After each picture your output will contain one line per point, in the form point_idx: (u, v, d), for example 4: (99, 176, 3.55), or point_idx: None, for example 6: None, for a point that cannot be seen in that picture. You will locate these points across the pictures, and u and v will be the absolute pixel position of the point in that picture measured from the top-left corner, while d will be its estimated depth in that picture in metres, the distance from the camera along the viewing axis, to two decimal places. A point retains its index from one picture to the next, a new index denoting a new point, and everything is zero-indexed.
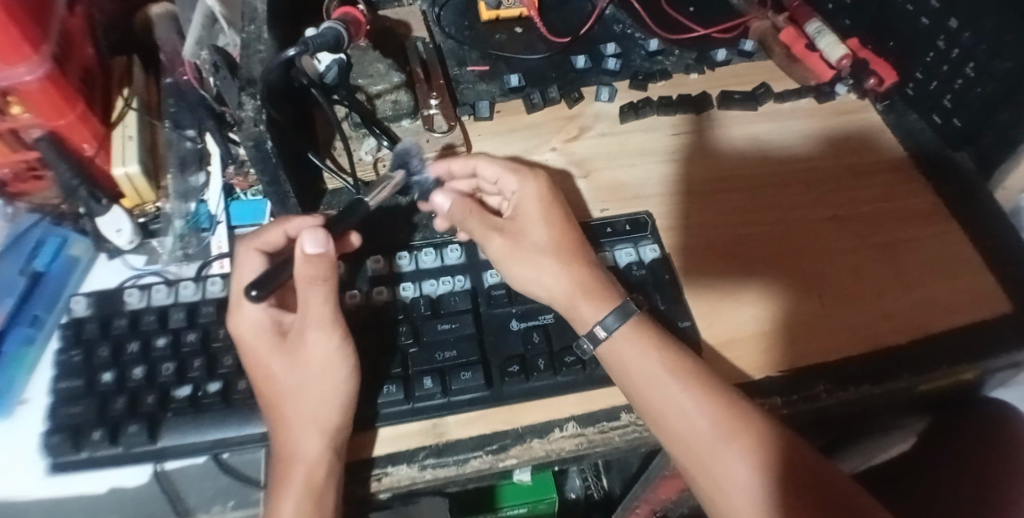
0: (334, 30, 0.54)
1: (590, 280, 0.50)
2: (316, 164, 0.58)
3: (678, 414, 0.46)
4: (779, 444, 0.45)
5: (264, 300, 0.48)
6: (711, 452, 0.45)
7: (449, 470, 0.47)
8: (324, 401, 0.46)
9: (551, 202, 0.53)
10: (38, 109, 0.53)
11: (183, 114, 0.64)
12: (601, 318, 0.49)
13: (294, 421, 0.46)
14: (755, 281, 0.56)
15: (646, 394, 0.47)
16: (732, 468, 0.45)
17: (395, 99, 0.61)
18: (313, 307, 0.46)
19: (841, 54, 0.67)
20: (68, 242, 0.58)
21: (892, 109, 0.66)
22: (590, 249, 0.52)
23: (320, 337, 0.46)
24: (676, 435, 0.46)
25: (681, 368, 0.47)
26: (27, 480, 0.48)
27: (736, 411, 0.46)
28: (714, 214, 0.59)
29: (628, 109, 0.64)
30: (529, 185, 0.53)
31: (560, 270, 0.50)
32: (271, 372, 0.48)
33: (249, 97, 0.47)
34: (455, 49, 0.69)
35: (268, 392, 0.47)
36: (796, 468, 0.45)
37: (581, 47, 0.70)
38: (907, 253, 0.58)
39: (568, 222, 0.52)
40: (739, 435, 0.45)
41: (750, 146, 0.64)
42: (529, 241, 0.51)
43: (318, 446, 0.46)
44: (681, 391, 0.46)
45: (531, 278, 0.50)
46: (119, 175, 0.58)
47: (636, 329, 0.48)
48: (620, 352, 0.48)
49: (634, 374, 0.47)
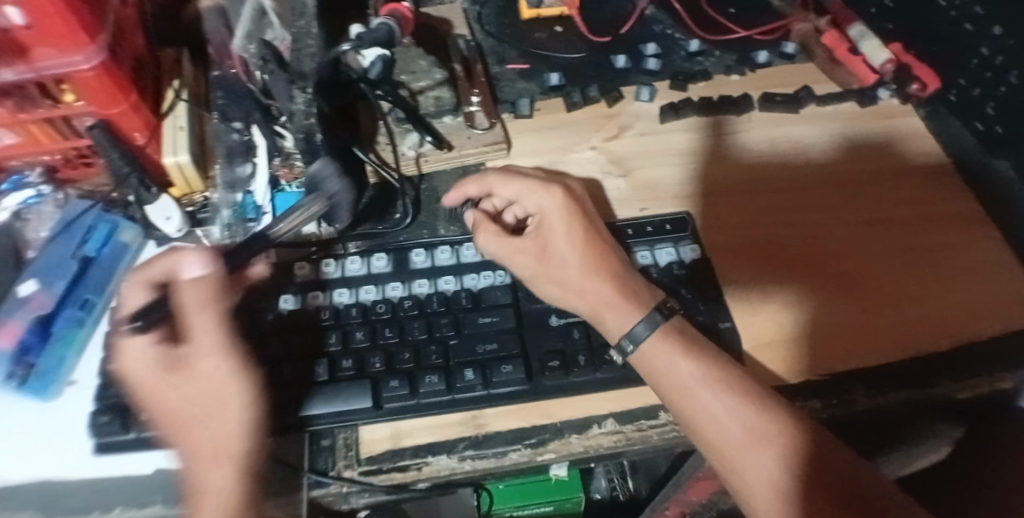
0: (387, 26, 0.59)
1: (618, 290, 0.50)
2: (360, 158, 0.59)
3: (708, 419, 0.46)
4: (814, 448, 0.45)
5: (149, 334, 0.46)
6: (744, 457, 0.45)
7: (489, 462, 0.48)
8: (233, 420, 0.45)
9: (573, 214, 0.53)
10: (92, 97, 0.55)
11: (231, 106, 0.63)
12: (631, 327, 0.49)
13: (196, 454, 0.44)
14: (794, 283, 0.56)
15: (676, 401, 0.47)
16: (768, 469, 0.44)
17: (437, 96, 0.62)
18: (206, 319, 0.46)
19: (885, 59, 0.67)
20: (118, 228, 0.59)
21: (934, 115, 0.66)
22: (616, 255, 0.52)
23: (215, 351, 0.46)
24: (708, 440, 0.46)
25: (713, 373, 0.47)
26: (77, 462, 0.50)
27: (766, 415, 0.45)
28: (753, 214, 0.59)
29: (669, 109, 0.64)
30: (550, 200, 0.54)
31: (592, 284, 0.51)
32: (179, 390, 0.45)
33: (300, 89, 0.50)
34: (495, 47, 0.70)
35: (172, 413, 0.45)
36: (834, 471, 0.44)
37: (621, 46, 0.70)
38: (944, 258, 0.57)
39: (594, 228, 0.53)
40: (768, 436, 0.45)
41: (788, 149, 0.63)
42: (559, 256, 0.52)
43: (235, 475, 0.44)
44: (711, 397, 0.46)
45: (563, 292, 0.51)
46: (170, 164, 0.59)
47: (666, 335, 0.48)
48: (649, 357, 0.48)
49: (665, 380, 0.47)
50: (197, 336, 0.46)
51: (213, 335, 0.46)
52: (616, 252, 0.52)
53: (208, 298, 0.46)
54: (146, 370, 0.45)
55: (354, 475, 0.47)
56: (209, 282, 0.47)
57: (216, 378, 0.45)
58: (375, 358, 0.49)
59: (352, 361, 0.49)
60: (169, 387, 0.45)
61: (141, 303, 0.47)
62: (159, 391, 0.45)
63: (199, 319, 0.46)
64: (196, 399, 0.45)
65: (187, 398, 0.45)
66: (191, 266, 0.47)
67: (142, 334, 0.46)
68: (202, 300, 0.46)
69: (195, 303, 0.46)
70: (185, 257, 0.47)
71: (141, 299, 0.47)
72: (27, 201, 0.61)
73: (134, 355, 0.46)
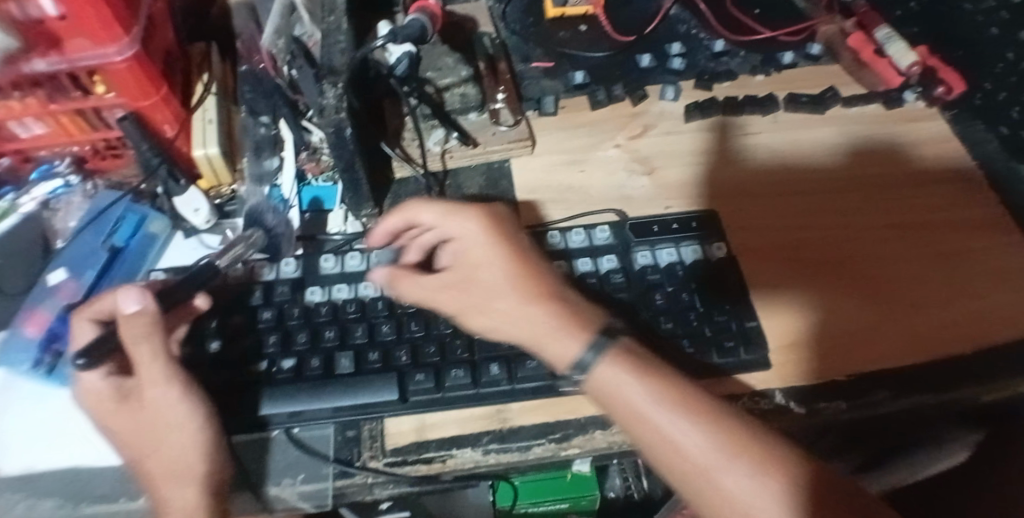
0: (419, 22, 0.58)
1: (555, 317, 0.47)
2: (387, 152, 0.60)
3: (666, 445, 0.43)
4: (781, 469, 0.41)
5: (99, 368, 0.47)
6: (713, 486, 0.42)
7: (512, 455, 0.48)
8: (187, 445, 0.45)
9: (496, 235, 0.50)
10: (125, 89, 0.56)
11: (258, 99, 0.63)
12: (576, 357, 0.46)
13: (160, 477, 0.45)
14: (819, 283, 0.55)
15: (635, 426, 0.44)
16: (739, 498, 0.41)
17: (463, 93, 0.63)
18: (143, 352, 0.46)
19: (912, 61, 0.66)
20: (147, 219, 0.59)
21: (959, 119, 0.65)
22: (550, 276, 0.49)
23: (158, 381, 0.46)
24: (674, 468, 0.43)
25: (667, 394, 0.44)
26: (99, 450, 0.50)
27: (726, 436, 0.42)
28: (777, 215, 0.59)
29: (694, 108, 0.65)
30: (469, 224, 0.50)
31: (522, 315, 0.47)
32: (132, 419, 0.46)
33: (331, 85, 0.49)
34: (520, 45, 0.70)
35: (132, 441, 0.46)
36: (811, 496, 0.41)
37: (646, 46, 0.70)
38: (971, 262, 0.57)
39: (517, 248, 0.50)
40: (735, 462, 0.42)
41: (814, 150, 0.63)
42: (486, 285, 0.49)
43: (199, 493, 0.45)
44: (667, 421, 0.43)
45: (493, 323, 0.48)
46: (200, 156, 0.60)
47: (616, 357, 0.45)
48: (601, 384, 0.45)
49: (618, 407, 0.44)
50: (143, 368, 0.46)
51: (158, 364, 0.46)
52: (547, 273, 0.49)
53: (147, 331, 0.46)
54: (100, 404, 0.47)
55: (379, 466, 0.48)
56: (147, 316, 0.47)
57: (164, 406, 0.46)
58: (401, 351, 0.50)
59: (378, 353, 0.50)
60: (124, 417, 0.46)
61: (88, 338, 0.48)
62: (111, 421, 0.46)
63: (142, 351, 0.46)
64: (143, 427, 0.46)
65: (136, 424, 0.46)
66: (128, 302, 0.47)
67: (92, 369, 0.47)
68: (138, 335, 0.46)
69: (135, 337, 0.46)
70: (122, 293, 0.47)
71: (88, 334, 0.48)
72: (56, 191, 0.62)
73: (88, 389, 0.47)
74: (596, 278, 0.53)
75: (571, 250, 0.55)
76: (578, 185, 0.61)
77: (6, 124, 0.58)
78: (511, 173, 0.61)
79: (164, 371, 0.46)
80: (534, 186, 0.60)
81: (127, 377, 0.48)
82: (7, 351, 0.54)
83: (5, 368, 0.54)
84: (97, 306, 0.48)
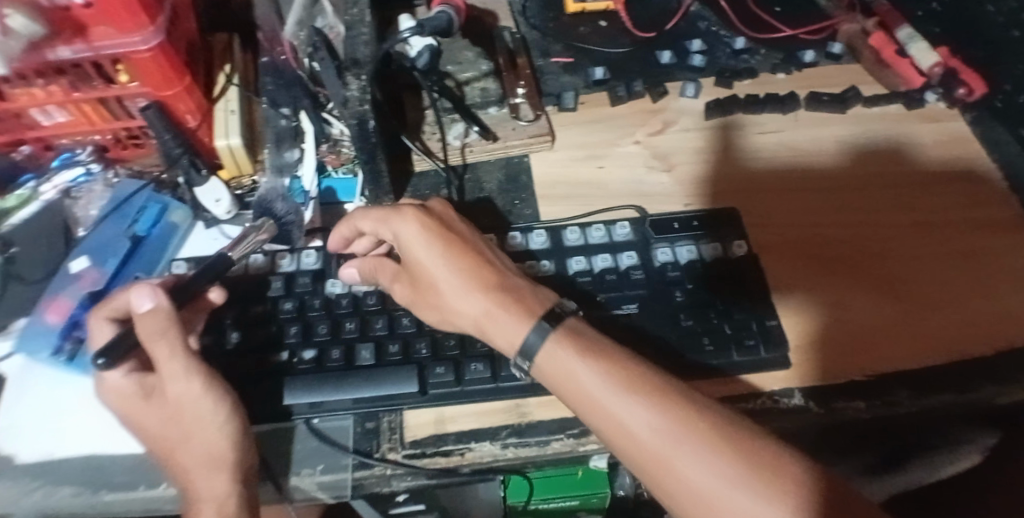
0: (446, 15, 0.58)
1: (495, 304, 0.45)
2: (407, 145, 0.60)
3: (618, 428, 0.41)
4: (737, 447, 0.39)
5: (120, 366, 0.47)
6: (666, 468, 0.39)
7: (530, 450, 0.48)
8: (214, 437, 0.45)
9: (429, 227, 0.48)
10: (149, 79, 0.56)
11: (279, 91, 0.64)
12: (519, 344, 0.44)
13: (192, 468, 0.46)
14: (837, 283, 0.55)
15: (587, 410, 0.42)
16: (694, 481, 0.38)
17: (483, 87, 0.64)
18: (162, 351, 0.46)
19: (933, 62, 0.66)
20: (168, 208, 0.60)
21: (979, 121, 0.64)
22: (491, 266, 0.47)
23: (178, 378, 0.46)
24: (628, 451, 0.41)
25: (617, 374, 0.42)
26: (118, 438, 0.51)
27: (679, 414, 0.40)
28: (797, 213, 0.59)
29: (714, 106, 0.64)
30: (403, 221, 0.48)
31: (465, 306, 0.46)
32: (160, 414, 0.46)
33: (354, 77, 0.50)
34: (539, 40, 0.70)
35: (159, 436, 0.46)
36: (765, 474, 0.38)
37: (666, 42, 0.70)
38: (991, 262, 0.56)
39: (456, 244, 0.47)
40: (686, 442, 0.39)
41: (833, 148, 0.63)
42: (432, 283, 0.48)
43: (230, 481, 0.45)
44: (616, 402, 0.41)
45: (444, 315, 0.48)
46: (221, 147, 0.60)
47: (563, 340, 0.43)
48: (550, 367, 0.43)
49: (569, 390, 0.43)
50: (162, 366, 0.46)
51: (178, 360, 0.46)
52: (491, 263, 0.47)
53: (163, 328, 0.46)
54: (125, 402, 0.47)
55: (398, 458, 0.48)
56: (163, 313, 0.46)
57: (187, 400, 0.46)
58: (421, 343, 0.50)
59: (398, 345, 0.50)
60: (150, 410, 0.46)
61: (107, 337, 0.48)
62: (137, 416, 0.47)
63: (159, 349, 0.46)
64: (168, 422, 0.46)
65: (161, 421, 0.46)
66: (140, 301, 0.46)
67: (111, 368, 0.47)
68: (153, 332, 0.46)
69: (153, 335, 0.46)
70: (134, 292, 0.47)
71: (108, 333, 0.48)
72: (77, 179, 0.62)
73: (110, 388, 0.47)
74: (616, 274, 0.53)
75: (589, 245, 0.55)
76: (596, 181, 0.61)
77: (28, 112, 0.58)
78: (530, 167, 0.61)
79: (184, 367, 0.46)
80: (553, 181, 0.61)
81: (148, 374, 0.48)
82: (29, 338, 0.54)
83: (26, 355, 0.54)
84: (113, 304, 0.48)
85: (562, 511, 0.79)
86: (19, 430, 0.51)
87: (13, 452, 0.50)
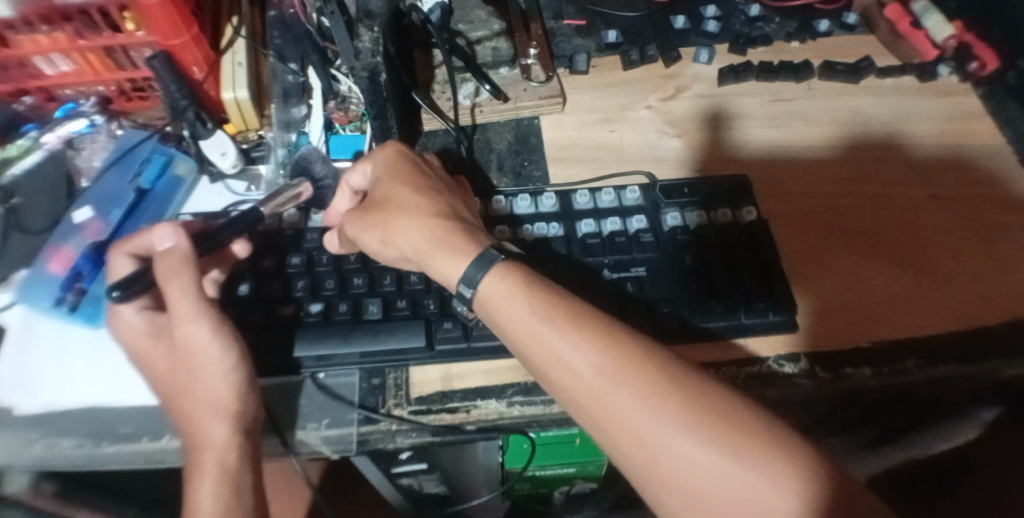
0: None
1: (449, 236, 0.45)
2: (418, 102, 0.60)
3: (558, 367, 0.40)
4: (681, 391, 0.38)
5: (134, 302, 0.47)
6: (604, 408, 0.38)
7: (537, 408, 0.48)
8: (218, 386, 0.45)
9: (403, 161, 0.49)
10: (156, 26, 0.55)
11: (287, 46, 0.65)
12: (463, 270, 0.43)
13: (196, 415, 0.45)
14: (852, 253, 0.55)
15: (530, 349, 0.41)
16: (634, 423, 0.37)
17: (495, 47, 0.64)
18: (173, 290, 0.45)
19: (948, 34, 0.65)
20: (173, 160, 0.59)
21: (993, 96, 0.63)
22: (450, 201, 0.47)
23: (187, 320, 0.45)
24: (568, 391, 0.40)
25: (557, 312, 0.41)
26: (119, 390, 0.50)
27: (623, 354, 0.39)
28: (813, 184, 0.59)
29: (728, 72, 0.64)
30: (380, 152, 0.49)
31: (411, 229, 0.45)
32: (168, 357, 0.47)
33: (367, 28, 0.50)
34: (552, 2, 0.69)
35: (167, 382, 0.46)
36: (707, 415, 0.37)
37: (681, 8, 0.69)
38: (1006, 237, 0.56)
39: (422, 178, 0.48)
40: (627, 383, 0.38)
41: (849, 118, 0.62)
42: (385, 201, 0.47)
43: (229, 430, 0.45)
44: (558, 339, 0.40)
45: (387, 235, 0.46)
46: (229, 99, 0.59)
47: (505, 273, 0.42)
48: (491, 301, 0.42)
49: (507, 328, 0.41)
50: (174, 307, 0.45)
51: (188, 301, 0.45)
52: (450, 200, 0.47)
53: (178, 267, 0.46)
54: (136, 339, 0.47)
55: (404, 414, 0.48)
56: (171, 255, 0.46)
57: (195, 345, 0.45)
58: (429, 299, 0.50)
59: (406, 301, 0.50)
60: (159, 353, 0.47)
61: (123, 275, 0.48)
62: (146, 356, 0.47)
63: (171, 289, 0.45)
64: (176, 366, 0.46)
65: (170, 363, 0.47)
66: (161, 239, 0.47)
67: (126, 304, 0.47)
68: (165, 272, 0.46)
69: (166, 275, 0.46)
70: (156, 230, 0.47)
71: (125, 268, 0.48)
72: (82, 130, 0.61)
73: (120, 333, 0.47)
74: (625, 236, 0.53)
75: (600, 209, 0.55)
76: (607, 144, 0.60)
77: (31, 60, 0.57)
78: (541, 129, 0.61)
79: (195, 308, 0.45)
80: (564, 144, 0.60)
81: (159, 314, 0.48)
82: (29, 288, 0.54)
83: (27, 305, 0.54)
84: (138, 241, 0.48)
85: (559, 478, 0.79)
86: (21, 380, 0.51)
87: (13, 404, 0.50)
